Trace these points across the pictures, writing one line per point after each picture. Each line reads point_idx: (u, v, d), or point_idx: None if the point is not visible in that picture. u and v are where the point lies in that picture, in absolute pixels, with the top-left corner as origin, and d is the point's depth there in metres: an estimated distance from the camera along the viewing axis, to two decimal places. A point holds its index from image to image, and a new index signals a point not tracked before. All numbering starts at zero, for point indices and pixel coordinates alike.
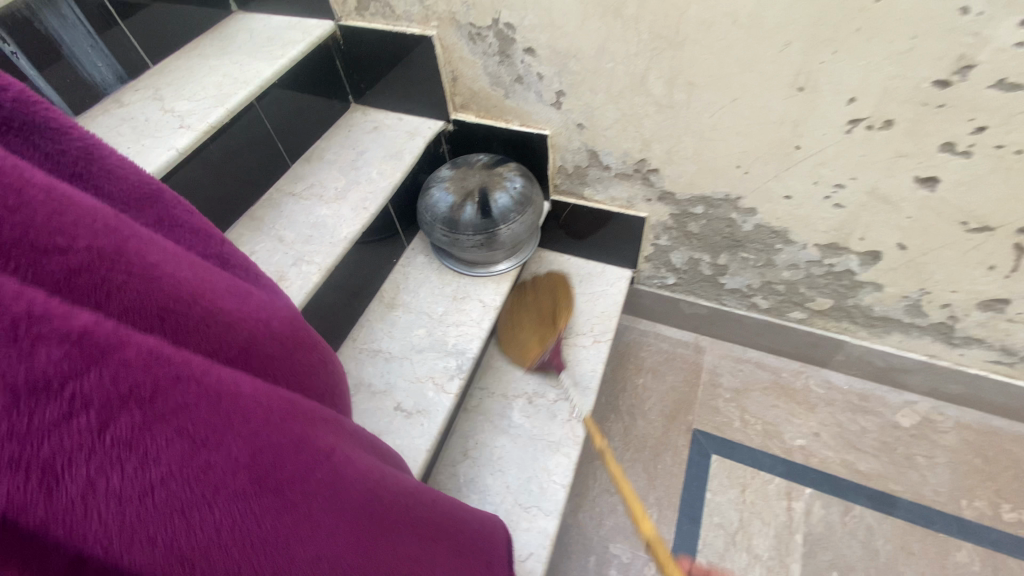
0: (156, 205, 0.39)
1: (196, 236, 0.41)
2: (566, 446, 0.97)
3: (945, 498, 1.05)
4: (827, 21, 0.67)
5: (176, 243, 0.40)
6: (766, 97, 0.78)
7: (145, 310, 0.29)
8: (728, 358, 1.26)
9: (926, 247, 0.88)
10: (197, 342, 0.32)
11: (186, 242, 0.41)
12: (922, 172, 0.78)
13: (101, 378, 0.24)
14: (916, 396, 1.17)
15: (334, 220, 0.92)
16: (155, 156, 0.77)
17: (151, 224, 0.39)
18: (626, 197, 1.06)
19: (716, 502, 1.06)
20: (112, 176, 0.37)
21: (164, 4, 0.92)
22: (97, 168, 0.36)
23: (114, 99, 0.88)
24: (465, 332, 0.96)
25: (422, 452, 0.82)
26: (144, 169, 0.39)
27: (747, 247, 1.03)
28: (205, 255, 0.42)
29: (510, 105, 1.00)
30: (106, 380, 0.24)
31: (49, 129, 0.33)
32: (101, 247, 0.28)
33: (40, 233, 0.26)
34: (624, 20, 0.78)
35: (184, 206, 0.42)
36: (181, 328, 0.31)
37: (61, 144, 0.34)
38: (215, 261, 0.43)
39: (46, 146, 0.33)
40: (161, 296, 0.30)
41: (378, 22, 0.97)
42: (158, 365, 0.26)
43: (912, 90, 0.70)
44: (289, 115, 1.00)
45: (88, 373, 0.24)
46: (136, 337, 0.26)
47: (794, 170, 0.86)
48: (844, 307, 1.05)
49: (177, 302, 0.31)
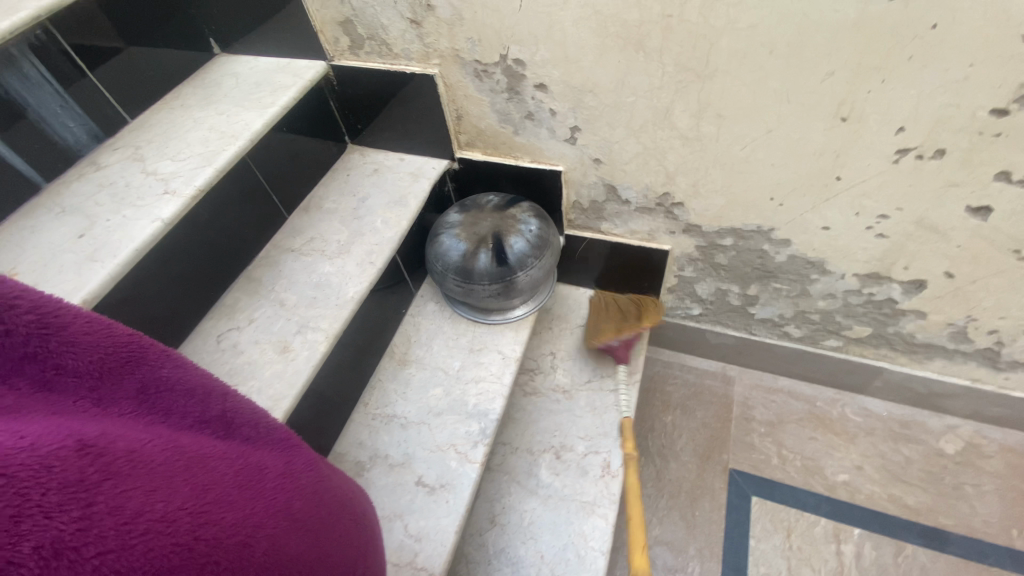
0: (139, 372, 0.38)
1: (189, 400, 0.40)
2: (602, 506, 0.90)
3: (1000, 531, 0.99)
4: (876, 49, 0.61)
5: (165, 413, 0.39)
6: (804, 128, 0.72)
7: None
8: (758, 388, 1.19)
9: (977, 275, 0.82)
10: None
11: (178, 407, 0.40)
12: (976, 200, 0.72)
13: None
14: (958, 420, 1.11)
15: (338, 278, 0.85)
16: (139, 228, 0.70)
17: (133, 396, 0.38)
18: (646, 230, 1.00)
19: (761, 549, 0.99)
20: (79, 350, 0.35)
21: (139, 54, 0.85)
22: (62, 344, 0.34)
23: (90, 161, 0.81)
24: (485, 390, 0.89)
25: (450, 535, 0.74)
26: (116, 333, 0.37)
27: (779, 278, 0.97)
28: (202, 419, 0.41)
29: (520, 141, 0.93)
30: None
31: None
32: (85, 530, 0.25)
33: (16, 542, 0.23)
34: (647, 53, 0.71)
35: (169, 362, 0.40)
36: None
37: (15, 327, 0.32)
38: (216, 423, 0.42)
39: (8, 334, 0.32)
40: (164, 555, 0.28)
41: (374, 61, 0.91)
42: None
43: (969, 119, 0.64)
44: (283, 164, 0.92)
45: None
46: None
47: (833, 201, 0.79)
48: (884, 335, 0.99)
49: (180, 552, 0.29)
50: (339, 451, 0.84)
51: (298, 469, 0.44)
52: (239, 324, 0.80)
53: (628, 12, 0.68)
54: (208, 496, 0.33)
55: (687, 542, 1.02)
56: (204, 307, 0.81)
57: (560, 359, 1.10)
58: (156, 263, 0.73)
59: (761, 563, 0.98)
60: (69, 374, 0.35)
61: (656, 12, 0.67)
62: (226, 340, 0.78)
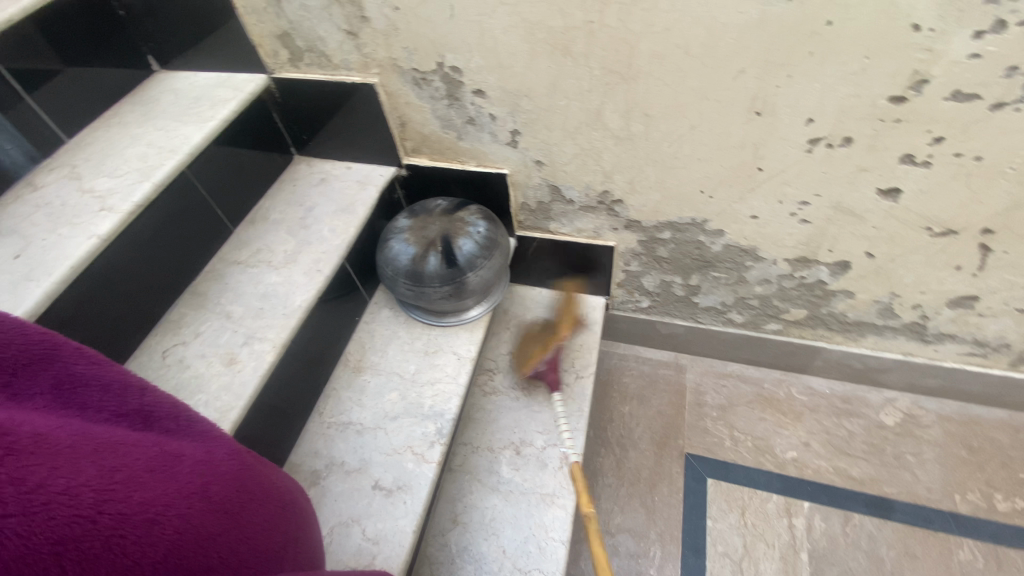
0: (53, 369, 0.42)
1: (106, 394, 0.44)
2: (561, 497, 0.92)
3: (939, 495, 1.04)
4: (778, 47, 0.66)
5: (82, 406, 0.42)
6: (724, 124, 0.77)
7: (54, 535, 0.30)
8: (710, 375, 1.24)
9: (895, 253, 0.87)
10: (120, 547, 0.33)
11: (96, 402, 0.43)
12: (884, 183, 0.78)
13: None
14: (896, 392, 1.17)
15: (287, 288, 0.85)
16: (74, 246, 0.69)
17: (48, 391, 0.41)
18: (592, 228, 1.04)
19: (718, 529, 1.03)
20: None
21: (76, 73, 0.84)
22: None
23: (26, 182, 0.79)
24: (441, 391, 0.90)
25: (409, 535, 0.75)
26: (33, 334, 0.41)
27: (718, 267, 1.02)
28: (120, 412, 0.44)
29: (464, 146, 0.95)
30: None
31: None
32: None
33: None
34: (574, 57, 0.75)
35: (86, 361, 0.44)
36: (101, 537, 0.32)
37: None
38: (135, 416, 0.45)
39: None
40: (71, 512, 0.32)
41: (315, 73, 0.92)
42: None
43: (869, 107, 0.69)
44: (227, 177, 0.92)
45: None
46: None
47: (758, 191, 0.85)
48: (819, 316, 1.05)
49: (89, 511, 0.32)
50: (294, 462, 0.83)
51: (227, 454, 0.47)
52: (185, 339, 0.80)
53: (553, 18, 0.71)
54: (122, 473, 0.36)
55: (648, 527, 1.05)
56: (149, 323, 0.80)
57: (517, 358, 1.13)
58: (94, 281, 0.72)
59: (719, 542, 1.02)
60: None
61: (578, 18, 0.70)
62: (171, 355, 0.78)
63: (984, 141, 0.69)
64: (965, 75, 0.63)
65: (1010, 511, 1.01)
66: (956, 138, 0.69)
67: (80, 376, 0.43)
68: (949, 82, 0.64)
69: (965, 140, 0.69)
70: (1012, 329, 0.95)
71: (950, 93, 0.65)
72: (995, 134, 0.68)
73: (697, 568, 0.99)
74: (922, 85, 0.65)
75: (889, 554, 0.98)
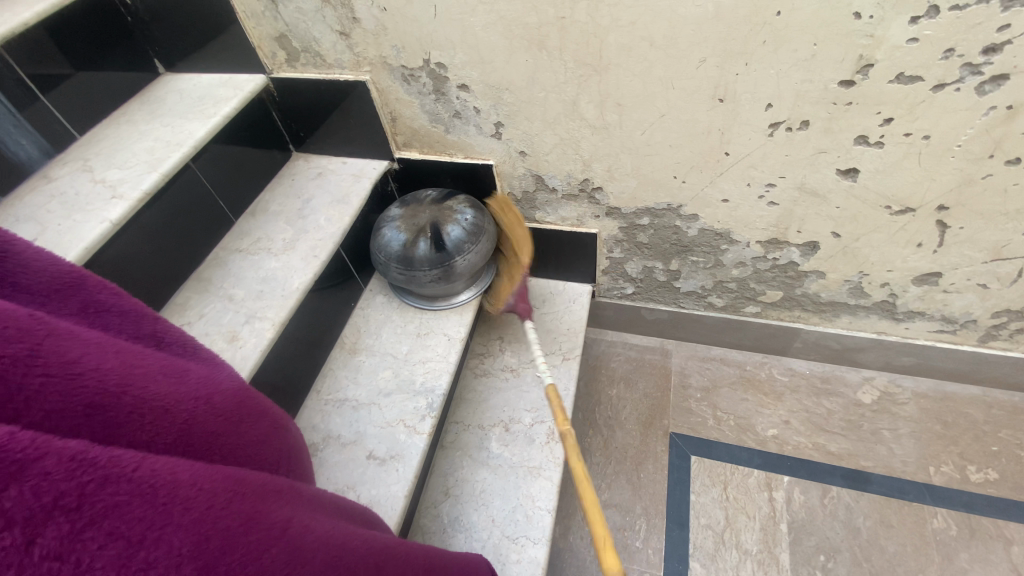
0: (78, 293, 0.40)
1: (124, 320, 0.42)
2: (547, 469, 0.97)
3: (914, 467, 1.08)
4: (734, 37, 0.72)
5: (103, 329, 0.41)
6: (691, 111, 0.82)
7: (70, 409, 0.29)
8: (695, 359, 1.29)
9: (859, 232, 0.92)
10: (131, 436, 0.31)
11: (114, 327, 0.42)
12: (843, 164, 0.83)
13: (22, 493, 0.22)
14: (873, 372, 1.21)
15: (285, 272, 0.91)
16: (88, 230, 0.74)
17: (73, 312, 0.39)
18: (575, 216, 1.09)
19: (701, 503, 1.07)
20: (28, 268, 0.38)
21: (87, 74, 0.90)
22: (11, 262, 0.37)
23: (41, 175, 0.85)
24: (432, 369, 0.95)
25: (400, 499, 0.80)
26: (61, 259, 0.40)
27: (695, 251, 1.07)
28: (137, 338, 0.43)
29: (452, 139, 1.01)
30: (29, 494, 0.22)
31: None
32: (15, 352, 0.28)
33: None
34: (549, 51, 0.81)
35: (108, 290, 0.42)
36: (109, 425, 0.31)
37: None
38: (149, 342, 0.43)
39: None
40: (86, 395, 0.30)
41: (311, 72, 0.98)
42: (87, 469, 0.25)
43: (821, 91, 0.75)
44: (228, 171, 0.98)
45: (8, 489, 0.22)
46: (57, 443, 0.25)
47: (726, 174, 0.90)
48: (794, 297, 1.10)
49: (103, 397, 0.31)
50: None
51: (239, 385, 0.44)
52: (190, 319, 0.85)
53: (528, 15, 0.77)
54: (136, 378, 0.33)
55: (633, 503, 1.09)
56: (157, 306, 0.86)
57: (507, 342, 1.17)
58: (106, 264, 0.78)
59: (701, 514, 1.06)
60: (24, 289, 0.37)
61: (551, 14, 0.76)
62: None
63: (930, 121, 0.74)
64: (907, 58, 0.68)
65: (982, 481, 1.05)
66: (904, 119, 0.75)
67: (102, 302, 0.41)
68: (893, 65, 0.69)
69: (913, 120, 0.74)
70: (976, 304, 0.99)
71: (895, 75, 0.70)
72: (939, 114, 0.73)
73: (681, 540, 1.03)
74: (869, 69, 0.71)
75: (865, 523, 1.02)
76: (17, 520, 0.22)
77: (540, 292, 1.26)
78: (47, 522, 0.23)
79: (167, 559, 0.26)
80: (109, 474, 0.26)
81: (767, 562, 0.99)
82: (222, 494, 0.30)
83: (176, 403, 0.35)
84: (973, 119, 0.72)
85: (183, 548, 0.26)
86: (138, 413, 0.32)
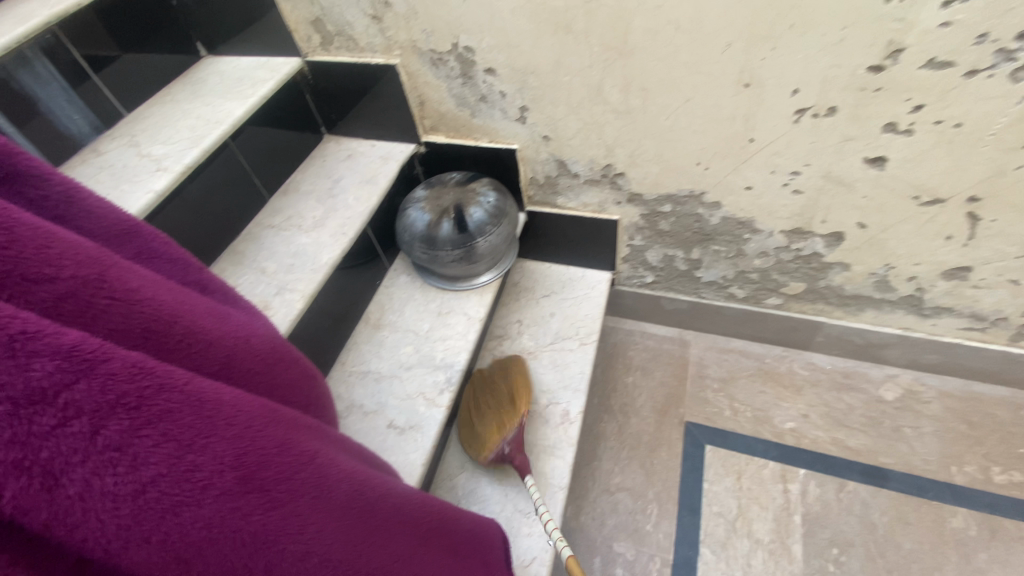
0: (135, 239, 0.43)
1: (175, 266, 0.45)
2: (562, 449, 0.99)
3: (935, 466, 1.06)
4: (761, 21, 0.72)
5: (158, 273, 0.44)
6: (715, 96, 0.82)
7: (129, 331, 0.33)
8: (714, 350, 1.28)
9: (886, 223, 0.91)
10: (180, 360, 0.35)
11: (167, 271, 0.45)
12: (870, 153, 0.82)
13: (92, 388, 0.26)
14: (897, 369, 1.19)
15: (314, 247, 0.94)
16: (135, 199, 0.79)
17: (131, 256, 0.42)
18: (597, 202, 1.10)
19: (714, 491, 1.08)
20: (91, 215, 0.41)
21: (134, 56, 0.96)
22: (77, 208, 0.40)
23: (91, 149, 0.91)
24: (451, 346, 0.98)
25: (418, 467, 0.83)
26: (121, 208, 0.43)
27: (717, 240, 1.07)
28: (187, 283, 0.46)
29: (478, 123, 1.03)
30: (97, 389, 0.26)
31: (30, 175, 0.38)
32: (85, 275, 0.31)
33: (29, 265, 0.29)
34: (575, 35, 0.82)
35: (161, 239, 0.45)
36: (162, 348, 0.34)
37: (43, 190, 0.38)
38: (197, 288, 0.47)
39: (30, 192, 0.37)
40: (143, 319, 0.34)
41: (344, 55, 1.01)
42: (145, 376, 0.28)
43: (848, 78, 0.74)
44: (263, 149, 1.02)
45: (79, 383, 0.26)
46: (122, 350, 0.28)
47: (751, 162, 0.90)
48: (817, 289, 1.09)
49: (159, 323, 0.34)
50: None
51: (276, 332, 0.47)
52: None
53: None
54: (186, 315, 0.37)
55: (646, 488, 1.10)
56: None
57: (526, 325, 1.19)
58: None
59: (714, 503, 1.06)
60: (86, 232, 0.40)
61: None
62: None
63: (963, 108, 0.73)
64: (939, 42, 0.67)
65: (1007, 483, 1.02)
66: (935, 106, 0.74)
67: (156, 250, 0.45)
68: (925, 50, 0.69)
69: (945, 107, 0.73)
70: (1008, 301, 0.97)
71: (927, 60, 0.70)
72: (971, 101, 0.72)
73: (693, 526, 1.04)
74: (900, 54, 0.70)
75: (881, 519, 1.01)
76: (87, 412, 0.26)
77: (560, 278, 1.27)
78: (111, 417, 0.26)
79: (206, 464, 0.29)
80: (163, 383, 0.29)
81: (779, 552, 0.99)
82: (258, 416, 0.33)
83: (219, 338, 0.38)
84: (1007, 106, 0.71)
85: (221, 457, 0.30)
86: (185, 342, 0.35)
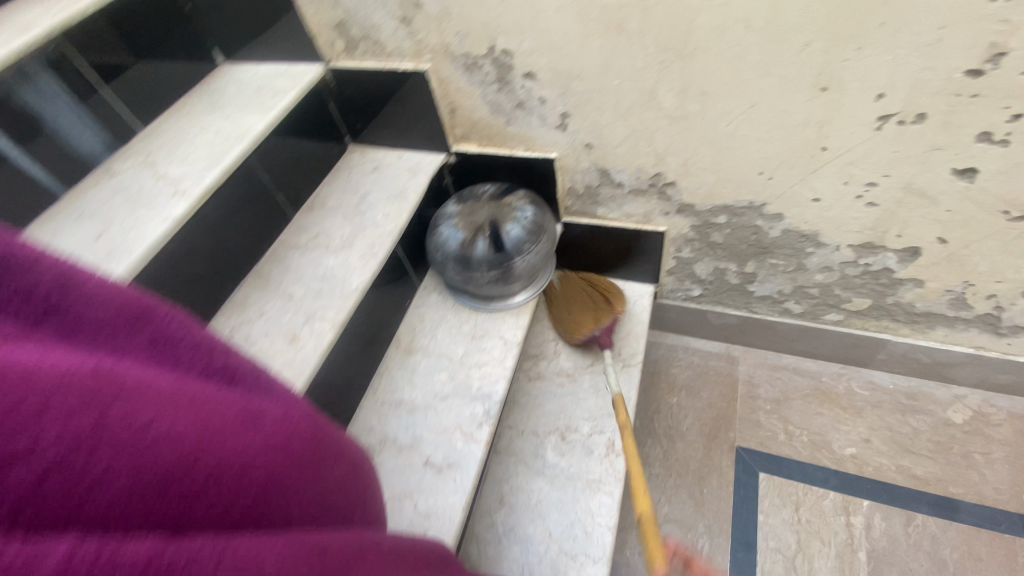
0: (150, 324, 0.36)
1: (201, 349, 0.38)
2: (608, 483, 0.92)
3: (1008, 496, 0.98)
4: (848, 17, 0.63)
5: (181, 360, 0.36)
6: (786, 101, 0.73)
7: (143, 489, 0.26)
8: (763, 367, 1.20)
9: (970, 239, 0.82)
10: (210, 507, 0.28)
11: (192, 356, 0.37)
12: (959, 163, 0.73)
13: None
14: (964, 388, 1.10)
15: (343, 270, 0.88)
16: (152, 227, 0.73)
17: (146, 346, 0.35)
18: (642, 213, 1.02)
19: (770, 524, 1.00)
20: (92, 303, 0.34)
21: (147, 65, 0.90)
22: (76, 298, 0.34)
23: (105, 168, 0.85)
24: (489, 374, 0.91)
25: (458, 511, 0.77)
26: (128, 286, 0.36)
27: (776, 253, 0.97)
28: (217, 364, 0.38)
29: (514, 131, 0.95)
30: None
31: (12, 272, 0.32)
32: (73, 435, 0.24)
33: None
34: (628, 36, 0.74)
35: (179, 317, 0.38)
36: (188, 496, 0.27)
37: (29, 286, 0.32)
38: (230, 369, 0.39)
39: (12, 292, 0.31)
40: (159, 468, 0.26)
41: (370, 61, 0.94)
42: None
43: (942, 82, 0.65)
44: (287, 164, 0.96)
45: None
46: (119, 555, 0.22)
47: (822, 172, 0.81)
48: (884, 306, 1.00)
49: (179, 465, 0.27)
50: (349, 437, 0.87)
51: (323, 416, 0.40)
52: (250, 317, 0.84)
53: None
54: (210, 432, 0.30)
55: (696, 519, 1.03)
56: (217, 303, 0.85)
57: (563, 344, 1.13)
58: (171, 262, 0.77)
59: (771, 537, 0.99)
60: (89, 326, 0.34)
61: None
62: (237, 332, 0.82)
63: None
64: None
65: None
66: None
67: (161, 318, 0.37)
68: None
69: None
70: None
71: None
72: None
73: (748, 563, 0.97)
74: (996, 60, 0.61)
75: (952, 555, 0.94)
76: None
77: None
78: None
79: None
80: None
81: None
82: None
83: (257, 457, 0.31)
84: None
85: None
86: (217, 478, 0.28)
